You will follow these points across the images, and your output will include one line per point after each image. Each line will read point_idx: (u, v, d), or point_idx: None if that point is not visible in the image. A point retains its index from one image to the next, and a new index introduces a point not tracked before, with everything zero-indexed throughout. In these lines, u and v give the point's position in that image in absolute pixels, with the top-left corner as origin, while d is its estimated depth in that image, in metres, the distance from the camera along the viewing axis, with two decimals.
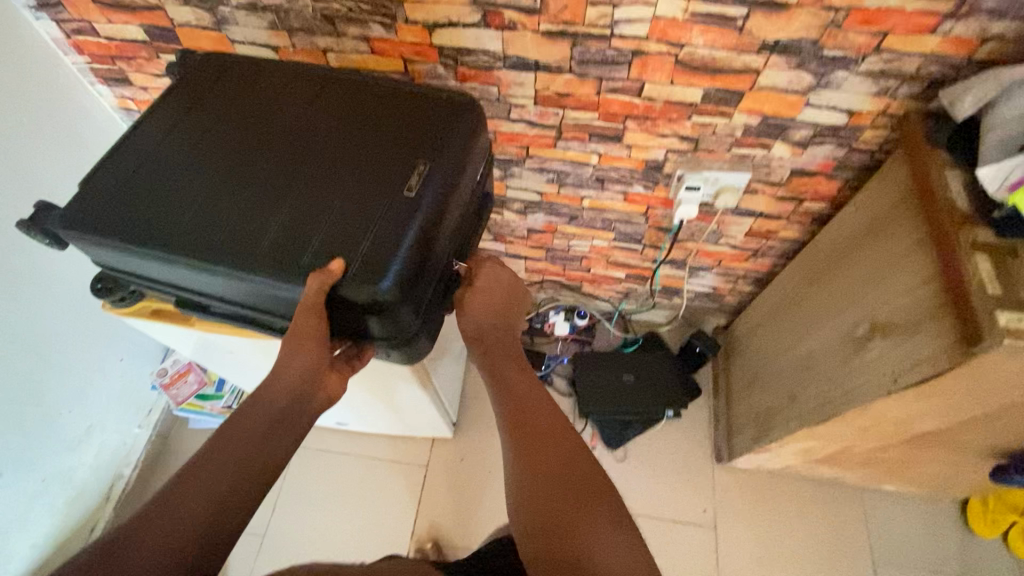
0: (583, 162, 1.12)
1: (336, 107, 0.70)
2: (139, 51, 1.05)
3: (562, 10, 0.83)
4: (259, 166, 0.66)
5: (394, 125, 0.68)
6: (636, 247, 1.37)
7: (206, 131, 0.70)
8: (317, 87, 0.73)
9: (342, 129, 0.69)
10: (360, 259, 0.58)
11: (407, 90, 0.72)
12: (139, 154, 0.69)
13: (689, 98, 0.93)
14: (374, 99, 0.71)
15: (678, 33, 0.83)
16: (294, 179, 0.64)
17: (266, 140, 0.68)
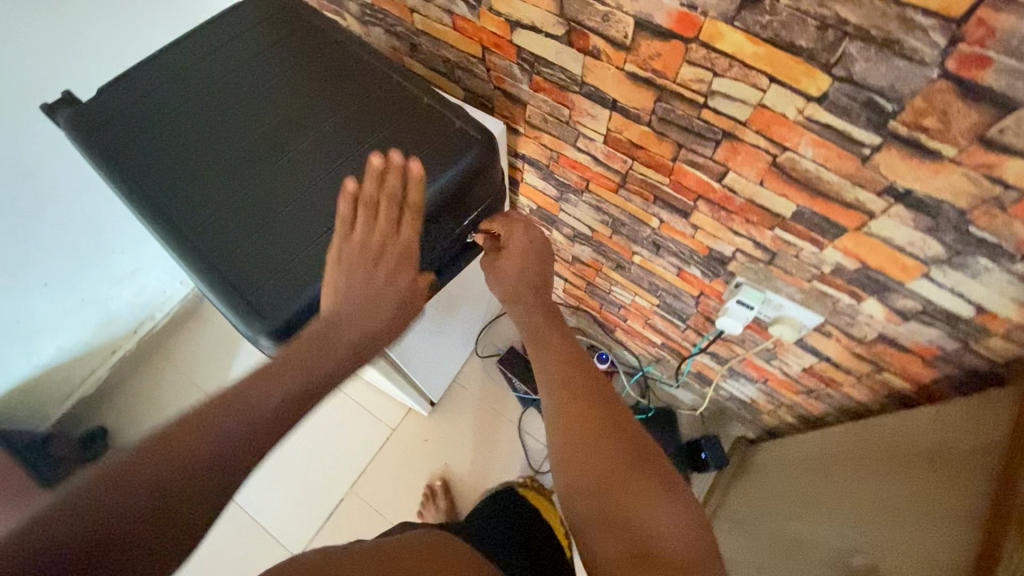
0: (642, 220, 0.98)
1: (346, 102, 0.66)
2: None
3: (654, 57, 0.67)
4: (245, 139, 0.64)
5: (391, 146, 0.64)
6: (678, 323, 1.20)
7: (228, 76, 0.68)
8: (348, 69, 0.69)
9: (336, 129, 0.65)
10: (273, 285, 0.58)
11: (425, 107, 0.66)
12: (159, 73, 0.68)
13: (776, 208, 0.75)
14: (389, 106, 0.66)
15: (783, 133, 0.65)
16: (270, 166, 0.63)
17: (271, 111, 0.66)
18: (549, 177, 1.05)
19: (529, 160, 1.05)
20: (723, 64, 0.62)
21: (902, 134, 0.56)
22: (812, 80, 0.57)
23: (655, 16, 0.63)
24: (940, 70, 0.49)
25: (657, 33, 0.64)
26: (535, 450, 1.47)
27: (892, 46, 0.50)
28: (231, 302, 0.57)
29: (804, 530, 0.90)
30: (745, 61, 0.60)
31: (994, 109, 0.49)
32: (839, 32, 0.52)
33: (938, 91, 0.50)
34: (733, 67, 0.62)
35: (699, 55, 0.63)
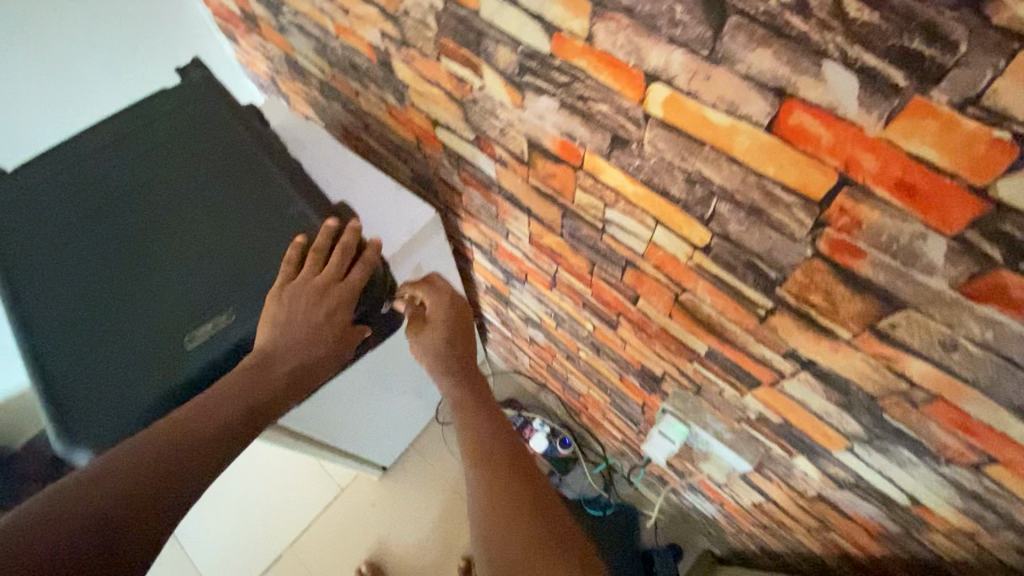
0: (579, 322, 0.91)
1: (232, 201, 0.63)
2: (239, 23, 1.09)
3: (551, 176, 0.62)
4: (123, 225, 0.61)
5: (254, 256, 0.60)
6: (631, 424, 1.11)
7: (120, 155, 0.66)
8: (239, 164, 0.66)
9: (212, 231, 0.61)
10: (78, 397, 0.52)
11: (302, 217, 0.63)
12: (53, 145, 0.66)
13: (691, 343, 0.66)
14: (263, 212, 0.63)
15: (680, 274, 0.58)
16: (126, 259, 0.59)
17: (149, 200, 0.63)
18: (495, 262, 1.01)
19: (475, 243, 1.01)
20: (611, 196, 0.56)
21: (792, 304, 0.48)
22: (694, 230, 0.50)
23: (542, 139, 0.58)
24: (814, 249, 0.41)
25: (548, 154, 0.59)
26: None
27: (759, 214, 0.43)
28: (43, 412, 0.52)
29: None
30: (630, 197, 0.54)
31: (879, 302, 0.40)
32: (707, 189, 0.45)
33: (816, 270, 0.42)
34: (620, 201, 0.56)
35: (588, 184, 0.58)
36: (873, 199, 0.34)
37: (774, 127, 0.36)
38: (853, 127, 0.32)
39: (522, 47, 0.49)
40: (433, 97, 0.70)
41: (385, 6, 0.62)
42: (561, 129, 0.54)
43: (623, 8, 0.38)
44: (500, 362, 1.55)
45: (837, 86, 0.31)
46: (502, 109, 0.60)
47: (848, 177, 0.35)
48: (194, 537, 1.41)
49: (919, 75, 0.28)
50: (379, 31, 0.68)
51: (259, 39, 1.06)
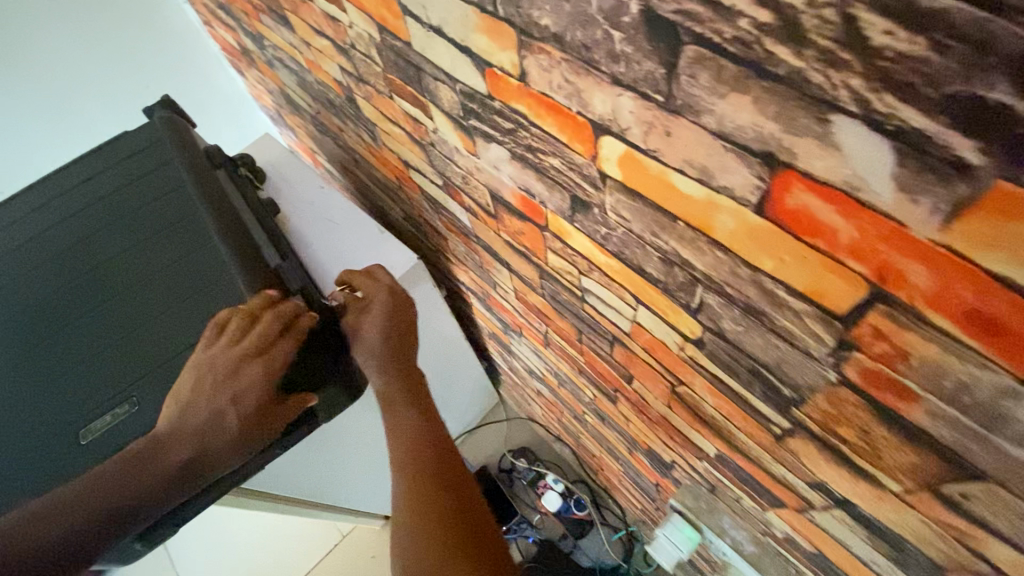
0: (579, 385, 0.78)
1: (161, 264, 0.58)
2: (239, 56, 1.05)
3: (519, 233, 0.51)
4: (50, 296, 0.58)
5: (171, 334, 0.54)
6: (648, 498, 0.96)
7: (64, 218, 0.63)
8: (175, 226, 0.60)
9: (135, 301, 0.56)
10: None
11: (229, 283, 0.56)
12: (8, 209, 0.65)
13: (698, 441, 0.53)
14: (188, 285, 0.57)
15: (674, 365, 0.45)
16: (43, 338, 0.55)
17: (82, 268, 0.59)
18: (490, 310, 0.90)
19: (468, 287, 0.91)
20: (584, 264, 0.45)
21: (816, 431, 0.34)
22: (682, 319, 0.38)
23: (503, 192, 0.47)
24: (840, 374, 0.28)
25: (511, 210, 0.49)
26: None
27: (759, 317, 0.30)
28: None
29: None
30: (604, 269, 0.42)
31: (943, 460, 0.26)
32: (689, 273, 0.33)
33: (845, 400, 0.29)
34: (594, 270, 0.44)
35: (558, 247, 0.46)
36: (928, 327, 0.21)
37: (767, 210, 0.24)
38: (890, 222, 0.20)
39: (460, 86, 0.39)
40: (396, 136, 0.61)
41: (334, 38, 0.54)
42: (518, 183, 0.43)
43: (552, 36, 0.27)
44: (515, 407, 1.43)
45: (860, 157, 0.19)
46: (461, 155, 0.50)
47: (885, 290, 0.22)
48: None
49: (1006, 148, 0.15)
50: (337, 65, 0.60)
51: (257, 71, 1.02)
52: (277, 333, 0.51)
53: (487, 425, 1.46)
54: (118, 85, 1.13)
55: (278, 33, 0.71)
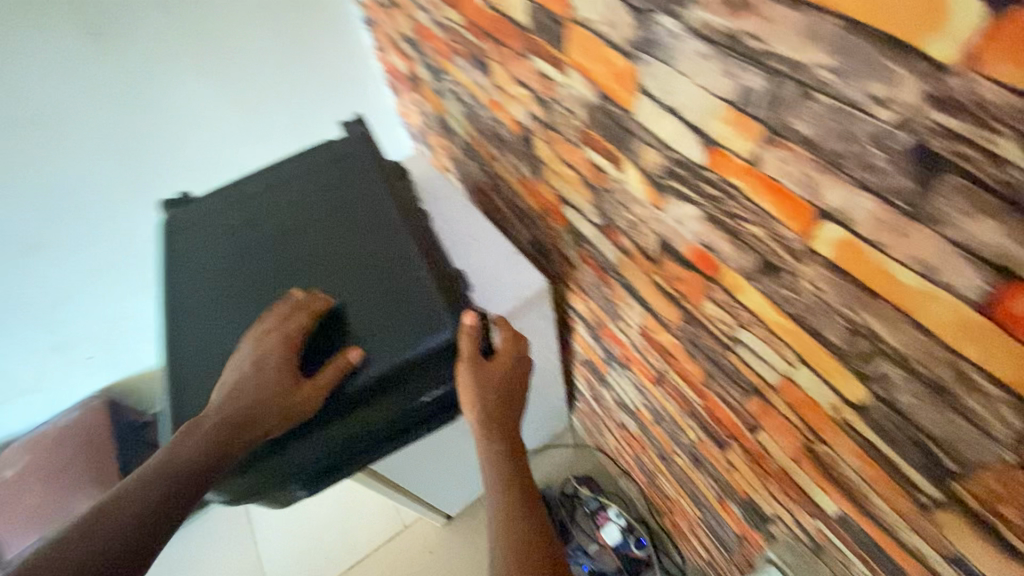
0: (681, 426, 0.82)
1: (358, 254, 0.69)
2: (404, 81, 1.19)
3: (678, 279, 0.57)
4: (268, 269, 0.70)
5: (366, 315, 0.65)
6: (721, 549, 0.97)
7: (282, 206, 0.77)
8: (372, 225, 0.71)
9: (336, 283, 0.68)
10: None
11: (414, 279, 0.66)
12: (237, 195, 0.80)
13: (817, 498, 0.57)
14: (382, 277, 0.67)
15: (819, 422, 0.49)
16: (265, 303, 0.67)
17: (295, 250, 0.72)
18: (598, 340, 0.96)
19: (580, 315, 0.97)
20: (745, 318, 0.50)
21: (972, 506, 0.38)
22: (847, 382, 0.43)
23: (677, 243, 0.54)
24: (1019, 458, 0.32)
25: (679, 259, 0.55)
26: None
27: (942, 394, 0.35)
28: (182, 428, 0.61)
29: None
30: (769, 325, 0.48)
31: None
32: (874, 346, 0.38)
33: (1019, 482, 0.33)
34: (757, 325, 0.49)
35: (721, 299, 0.52)
36: None
37: (989, 308, 0.29)
38: None
39: (672, 154, 0.46)
40: (566, 177, 0.69)
41: (538, 90, 0.63)
42: (700, 239, 0.50)
43: (804, 140, 0.34)
44: (584, 436, 1.47)
45: None
46: (637, 205, 0.57)
47: None
48: (265, 531, 1.50)
49: None
50: (527, 110, 0.69)
51: (418, 96, 1.15)
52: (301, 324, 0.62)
53: (553, 447, 1.51)
54: (296, 91, 1.32)
55: (467, 72, 0.82)
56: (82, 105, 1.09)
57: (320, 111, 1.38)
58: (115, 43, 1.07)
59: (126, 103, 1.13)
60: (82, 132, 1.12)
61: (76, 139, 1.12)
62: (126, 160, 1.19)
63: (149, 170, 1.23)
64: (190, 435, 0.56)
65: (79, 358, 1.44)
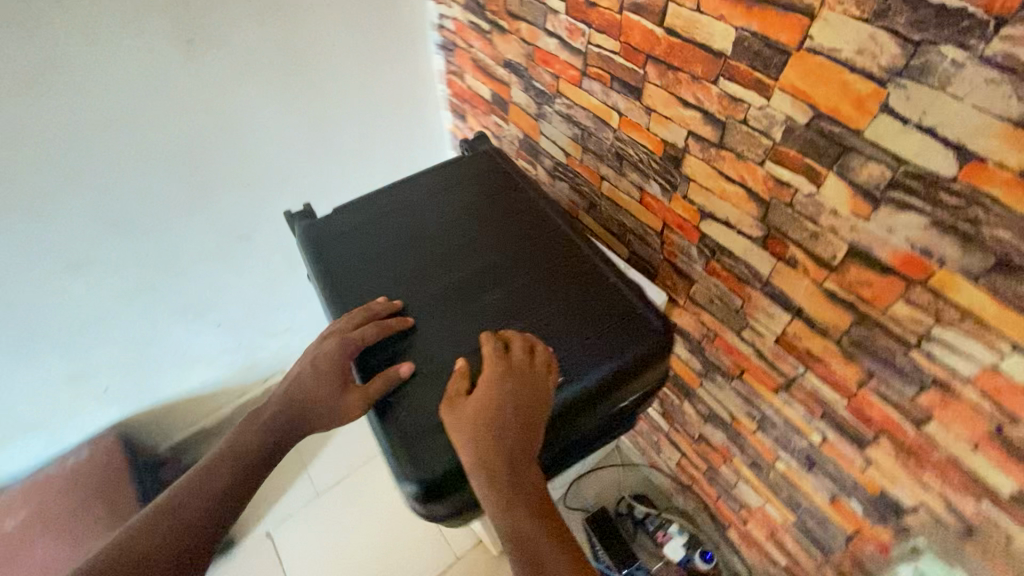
0: (801, 430, 0.87)
1: (542, 264, 0.71)
2: (481, 104, 1.22)
3: (863, 284, 0.63)
4: (450, 279, 0.71)
5: (571, 320, 0.66)
6: (814, 553, 1.01)
7: (442, 218, 0.77)
8: (547, 240, 0.74)
9: (530, 291, 0.69)
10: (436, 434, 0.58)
11: (610, 287, 0.69)
12: (384, 206, 0.79)
13: (990, 482, 0.62)
14: (573, 286, 0.69)
15: (1020, 407, 0.55)
16: (458, 312, 0.67)
17: (472, 261, 0.72)
18: (699, 352, 1.00)
19: (680, 329, 1.01)
20: (951, 313, 0.57)
21: None
22: None
23: (876, 249, 0.60)
24: None
25: (873, 264, 0.61)
26: None
27: None
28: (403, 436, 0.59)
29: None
30: (983, 320, 0.54)
31: None
32: None
33: None
34: (965, 321, 0.56)
35: (922, 298, 0.58)
36: None
37: None
38: None
39: (906, 168, 0.53)
40: (724, 194, 0.74)
41: (714, 111, 0.69)
42: (914, 244, 0.56)
43: None
44: (635, 454, 1.50)
45: None
46: (827, 216, 0.63)
47: None
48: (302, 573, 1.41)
49: None
50: (688, 131, 0.74)
51: (498, 121, 1.19)
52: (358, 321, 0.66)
53: (603, 467, 1.52)
54: (362, 113, 1.30)
55: (598, 97, 0.87)
56: (157, 111, 1.02)
57: (380, 134, 1.37)
58: (204, 51, 1.01)
59: (202, 113, 1.07)
60: (150, 139, 1.04)
61: (143, 146, 1.04)
62: (187, 172, 1.12)
63: (209, 183, 1.16)
64: (249, 425, 0.63)
65: (93, 391, 1.30)
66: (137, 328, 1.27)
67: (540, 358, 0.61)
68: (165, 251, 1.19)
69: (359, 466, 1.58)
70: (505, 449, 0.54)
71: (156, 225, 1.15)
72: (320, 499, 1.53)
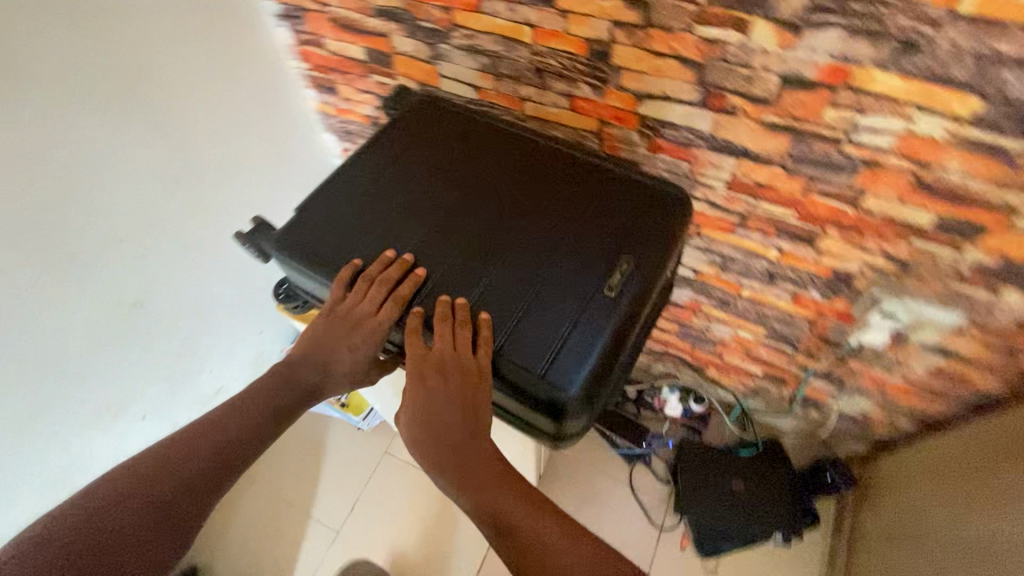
0: (759, 254, 1.03)
1: (546, 178, 0.71)
2: (355, 68, 1.13)
3: (798, 105, 0.75)
4: (469, 225, 0.67)
5: (605, 214, 0.67)
6: (786, 349, 1.23)
7: (422, 176, 0.73)
8: (537, 157, 0.73)
9: (552, 205, 0.68)
10: (556, 361, 0.58)
11: (620, 175, 0.70)
12: (354, 185, 0.72)
13: (917, 220, 0.81)
14: (586, 183, 0.70)
15: (931, 154, 0.73)
16: (498, 250, 0.65)
17: (479, 201, 0.69)
18: None
19: None
20: (872, 102, 0.71)
21: None
22: (965, 104, 0.66)
23: (804, 71, 0.71)
24: None
25: (804, 85, 0.73)
26: (653, 506, 1.43)
27: None
28: (515, 379, 0.59)
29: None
30: (897, 97, 0.69)
31: None
32: (998, 59, 0.61)
33: None
34: (883, 104, 0.70)
35: (848, 99, 0.71)
36: None
37: None
38: None
39: None
40: (658, 70, 0.81)
41: None
42: (836, 55, 0.68)
43: None
44: None
45: None
46: (760, 56, 0.72)
47: None
48: None
49: None
50: (612, 22, 0.78)
51: (384, 80, 1.11)
52: (381, 300, 0.64)
53: None
54: (223, 116, 1.09)
55: (505, 16, 0.86)
56: None
57: (256, 135, 1.18)
58: (6, 88, 0.76)
59: (33, 169, 0.82)
60: None
61: None
62: (42, 250, 0.87)
63: (76, 255, 0.92)
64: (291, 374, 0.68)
65: None
66: (44, 459, 1.02)
67: (460, 343, 0.60)
68: (46, 356, 0.94)
69: (365, 485, 1.48)
70: (438, 434, 0.59)
71: (23, 330, 0.89)
72: (342, 533, 1.43)
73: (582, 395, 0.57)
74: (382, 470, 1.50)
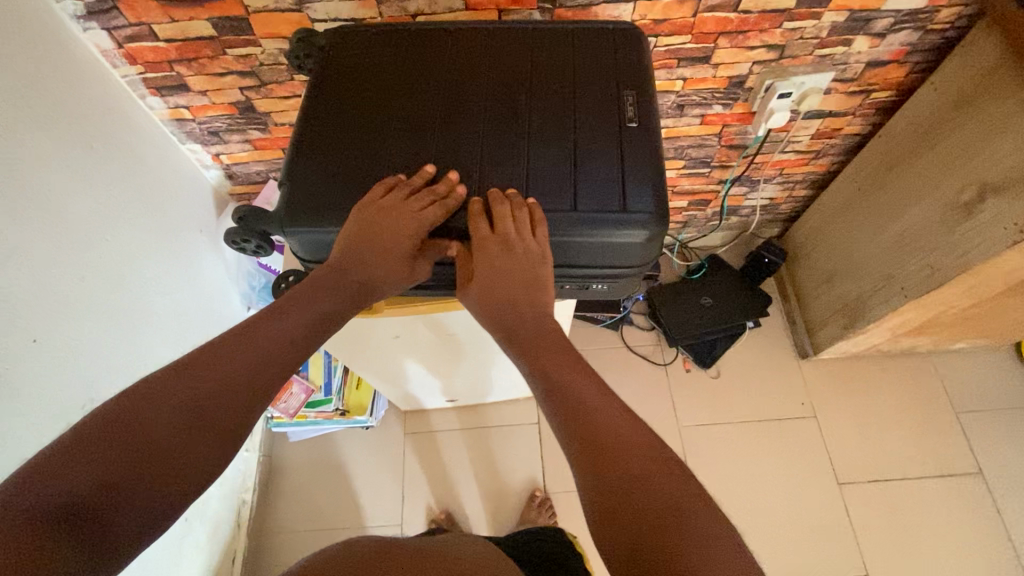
0: (667, 90, 1.13)
1: (516, 55, 0.72)
2: (203, 49, 0.97)
3: None
4: (478, 126, 0.68)
5: (587, 65, 0.71)
6: (704, 171, 1.40)
7: (399, 102, 0.70)
8: (494, 41, 0.73)
9: (538, 76, 0.71)
10: (629, 198, 0.64)
11: (575, 29, 0.74)
12: (340, 139, 0.69)
13: (784, 4, 0.96)
14: (554, 46, 0.72)
15: None
16: (519, 134, 0.68)
17: (471, 101, 0.70)
18: None
19: None
20: None
21: None
22: None
23: None
24: None
25: None
26: (651, 352, 1.60)
27: None
28: (599, 228, 0.64)
29: (909, 262, 1.14)
30: None
31: None
32: None
33: None
34: None
35: None
36: None
37: None
38: None
39: None
40: None
41: None
42: None
43: None
44: None
45: None
46: None
47: None
48: None
49: None
50: None
51: (245, 51, 0.98)
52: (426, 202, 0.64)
53: None
54: (66, 154, 0.88)
55: None
56: None
57: (112, 166, 0.98)
58: None
59: None
60: None
61: None
62: None
63: None
64: (332, 277, 0.65)
65: None
66: None
67: (521, 224, 0.62)
68: None
69: (404, 470, 1.45)
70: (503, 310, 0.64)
71: None
72: (406, 518, 1.40)
73: (663, 212, 0.64)
74: (410, 450, 1.47)
